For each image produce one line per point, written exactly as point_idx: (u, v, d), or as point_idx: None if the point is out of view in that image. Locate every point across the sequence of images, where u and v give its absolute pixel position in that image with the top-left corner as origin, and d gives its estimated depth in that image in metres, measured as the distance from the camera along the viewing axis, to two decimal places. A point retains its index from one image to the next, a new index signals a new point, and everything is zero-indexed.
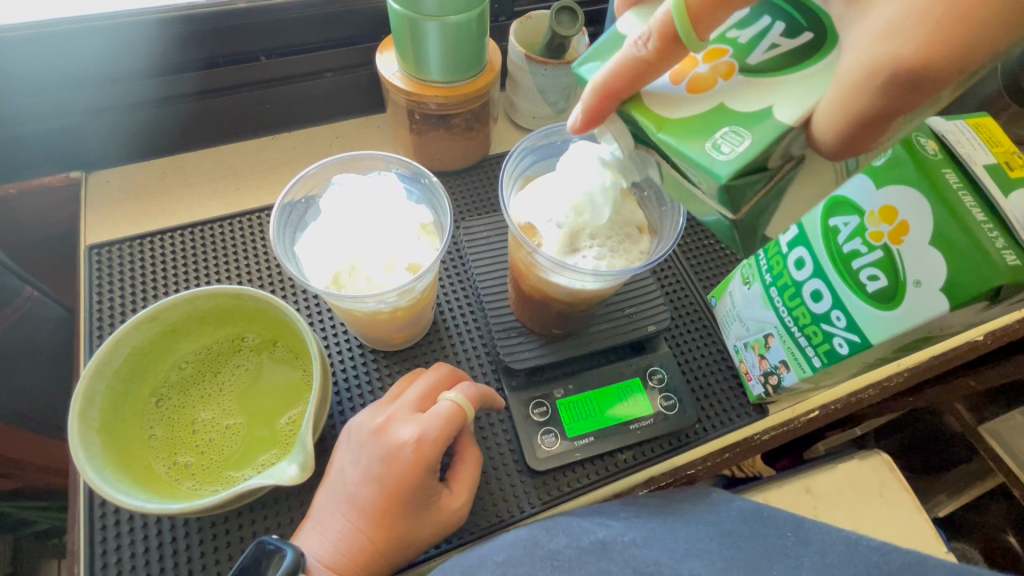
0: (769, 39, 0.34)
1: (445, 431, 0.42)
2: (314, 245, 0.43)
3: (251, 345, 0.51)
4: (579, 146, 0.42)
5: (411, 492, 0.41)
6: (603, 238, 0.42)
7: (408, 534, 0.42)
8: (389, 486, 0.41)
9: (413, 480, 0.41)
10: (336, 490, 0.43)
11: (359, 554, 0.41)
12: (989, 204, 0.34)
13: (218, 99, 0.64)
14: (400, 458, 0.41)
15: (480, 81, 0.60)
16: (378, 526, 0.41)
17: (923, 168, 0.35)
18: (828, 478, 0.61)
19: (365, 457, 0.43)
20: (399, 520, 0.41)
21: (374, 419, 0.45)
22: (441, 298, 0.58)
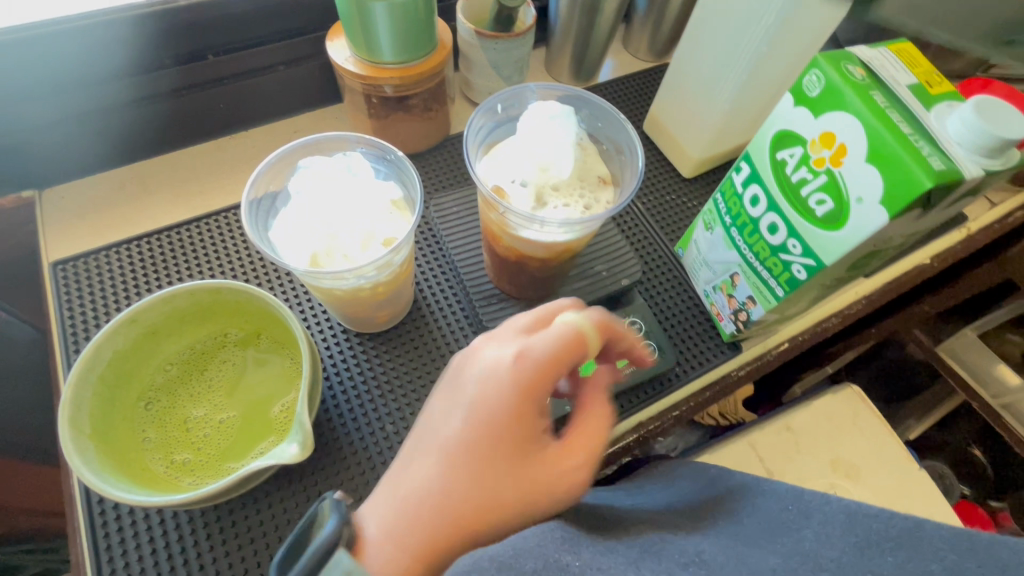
0: None
1: (563, 342, 0.39)
2: (289, 227, 0.44)
3: (236, 339, 0.51)
4: (534, 110, 0.44)
5: (508, 421, 0.37)
6: (569, 190, 0.43)
7: (505, 487, 0.36)
8: (487, 420, 0.37)
9: (518, 410, 0.37)
10: (430, 433, 0.39)
11: (439, 513, 0.35)
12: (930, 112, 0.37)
13: (170, 101, 0.63)
14: (501, 383, 0.38)
15: (433, 60, 0.60)
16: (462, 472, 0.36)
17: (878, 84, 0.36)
18: (807, 416, 0.65)
19: (466, 388, 0.39)
20: (496, 465, 0.36)
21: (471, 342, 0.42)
22: (419, 276, 0.59)
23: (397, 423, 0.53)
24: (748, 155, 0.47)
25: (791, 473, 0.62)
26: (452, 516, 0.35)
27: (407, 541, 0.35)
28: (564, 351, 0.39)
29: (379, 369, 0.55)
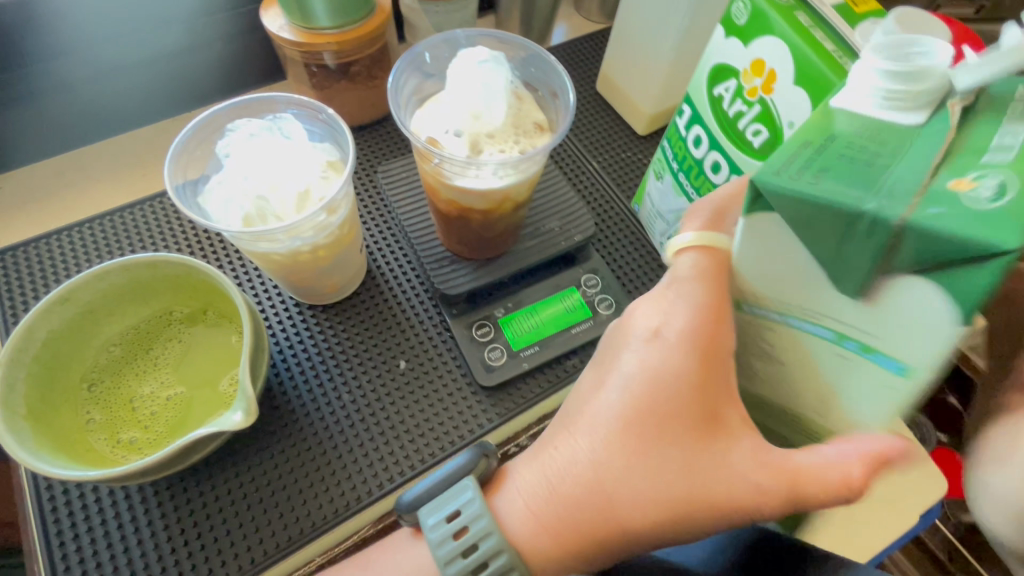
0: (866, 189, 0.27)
1: (716, 296, 0.35)
2: (219, 192, 0.42)
3: (181, 317, 0.50)
4: (463, 56, 0.43)
5: (682, 402, 0.35)
6: (505, 138, 0.42)
7: (664, 488, 0.35)
8: (646, 400, 0.36)
9: (680, 390, 0.35)
10: (590, 419, 0.38)
11: (594, 498, 0.36)
12: (941, 167, 0.26)
13: (107, 82, 0.62)
14: (654, 353, 0.37)
15: (371, 23, 0.59)
16: (618, 454, 0.36)
17: (850, 159, 0.28)
18: None
19: (626, 359, 0.38)
20: (662, 451, 0.35)
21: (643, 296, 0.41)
22: (371, 244, 0.58)
23: (354, 392, 0.52)
24: (689, 96, 0.47)
25: None
26: (602, 500, 0.36)
27: (542, 514, 0.37)
28: (720, 299, 0.35)
29: (333, 340, 0.54)
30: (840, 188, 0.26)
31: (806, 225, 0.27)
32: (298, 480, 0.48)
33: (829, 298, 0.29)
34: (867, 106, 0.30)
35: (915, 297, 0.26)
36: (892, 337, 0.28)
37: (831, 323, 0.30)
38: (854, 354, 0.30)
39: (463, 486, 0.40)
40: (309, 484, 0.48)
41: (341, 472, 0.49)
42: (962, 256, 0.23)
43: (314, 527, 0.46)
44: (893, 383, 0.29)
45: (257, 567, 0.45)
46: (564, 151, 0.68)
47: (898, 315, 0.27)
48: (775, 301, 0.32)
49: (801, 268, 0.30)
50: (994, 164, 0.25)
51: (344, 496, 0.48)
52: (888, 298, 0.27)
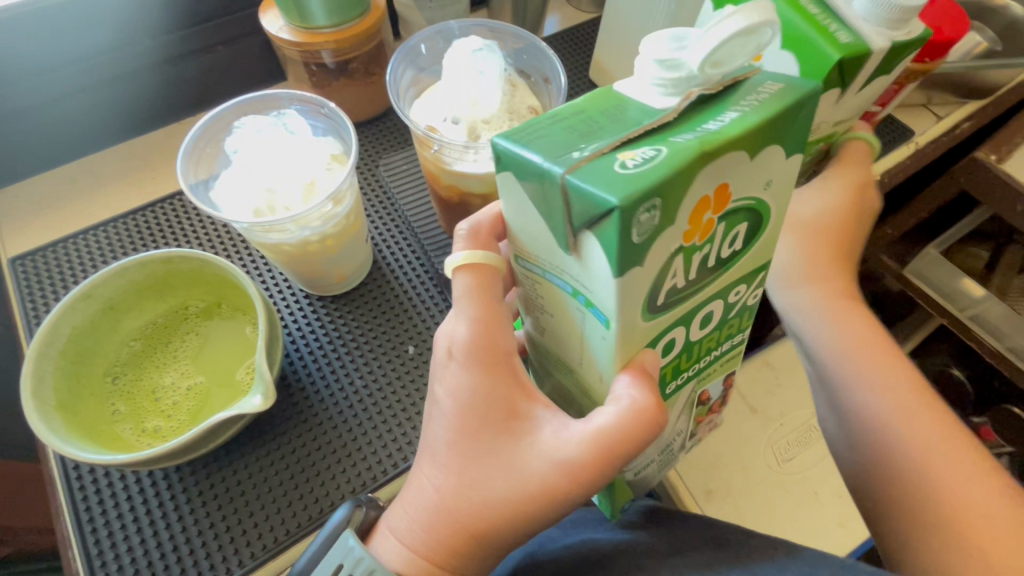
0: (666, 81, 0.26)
1: (481, 303, 0.35)
2: (230, 187, 0.44)
3: (197, 311, 0.52)
4: (458, 45, 0.45)
5: (482, 409, 0.35)
6: (501, 122, 0.44)
7: (495, 491, 0.34)
8: (460, 421, 0.35)
9: (483, 400, 0.35)
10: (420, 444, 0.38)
11: (445, 516, 0.35)
12: (635, 139, 0.24)
13: (113, 89, 0.63)
14: (449, 377, 0.36)
15: (369, 21, 0.61)
16: (450, 474, 0.35)
17: (604, 111, 0.27)
18: (781, 351, 0.67)
19: (437, 385, 0.37)
20: (481, 459, 0.34)
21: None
22: (376, 236, 0.60)
23: (365, 378, 0.54)
24: None
25: (771, 404, 0.64)
26: (450, 518, 0.35)
27: (413, 544, 0.36)
28: (487, 305, 0.36)
29: (343, 329, 0.56)
30: (547, 146, 0.25)
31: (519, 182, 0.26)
32: (313, 464, 0.50)
33: (555, 254, 0.29)
34: (651, 93, 0.27)
35: (591, 252, 0.25)
36: (595, 290, 0.27)
37: (564, 276, 0.30)
38: (582, 307, 0.30)
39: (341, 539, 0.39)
40: (321, 468, 0.50)
41: (352, 456, 0.50)
42: (597, 216, 0.23)
43: (334, 505, 0.48)
44: (604, 332, 0.30)
45: (280, 545, 0.47)
46: None
47: (595, 271, 0.26)
48: (536, 257, 0.31)
49: (537, 232, 0.29)
50: (676, 141, 0.24)
51: (361, 476, 0.50)
52: (584, 258, 0.26)
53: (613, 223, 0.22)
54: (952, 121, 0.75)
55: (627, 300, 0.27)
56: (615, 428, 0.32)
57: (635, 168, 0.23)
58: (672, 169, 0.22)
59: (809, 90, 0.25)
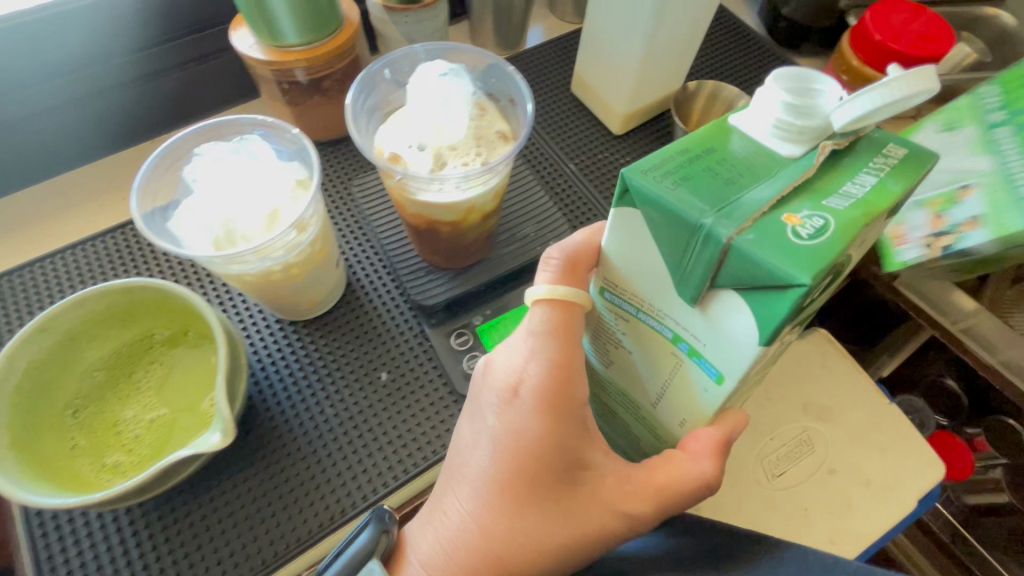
0: (784, 131, 0.32)
1: (564, 342, 0.40)
2: (188, 217, 0.43)
3: (163, 339, 0.51)
4: (422, 71, 0.43)
5: (544, 450, 0.39)
6: (467, 149, 0.43)
7: (555, 533, 0.39)
8: (523, 460, 0.39)
9: (546, 442, 0.39)
10: (465, 472, 0.41)
11: (491, 554, 0.39)
12: (793, 199, 0.30)
13: (84, 108, 0.62)
14: (519, 409, 0.40)
15: (339, 38, 0.59)
16: (499, 516, 0.39)
17: (721, 157, 0.32)
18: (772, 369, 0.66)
19: (493, 417, 0.41)
20: (542, 500, 0.39)
21: (504, 344, 0.44)
22: (350, 258, 0.59)
23: (337, 406, 0.52)
24: None
25: (761, 422, 0.63)
26: (497, 558, 0.39)
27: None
28: (567, 345, 0.40)
29: (315, 354, 0.55)
30: (691, 198, 0.30)
31: (664, 230, 0.31)
32: (283, 496, 0.49)
33: (673, 303, 0.34)
34: (764, 134, 0.33)
35: (733, 316, 0.30)
36: (713, 346, 0.33)
37: (673, 325, 0.35)
38: (685, 355, 0.35)
39: (368, 571, 0.40)
40: (290, 499, 0.49)
41: (322, 487, 0.49)
42: (769, 284, 0.28)
43: (301, 540, 0.47)
44: (711, 384, 0.35)
45: None
46: (539, 154, 0.68)
47: (724, 331, 0.32)
48: (639, 301, 0.36)
49: (657, 279, 0.34)
50: (834, 207, 0.29)
51: (330, 508, 0.48)
52: (716, 309, 0.31)
53: (785, 294, 0.27)
54: None
55: (737, 361, 0.32)
56: (679, 478, 0.40)
57: (810, 237, 0.28)
58: (846, 241, 0.28)
59: (929, 157, 0.32)
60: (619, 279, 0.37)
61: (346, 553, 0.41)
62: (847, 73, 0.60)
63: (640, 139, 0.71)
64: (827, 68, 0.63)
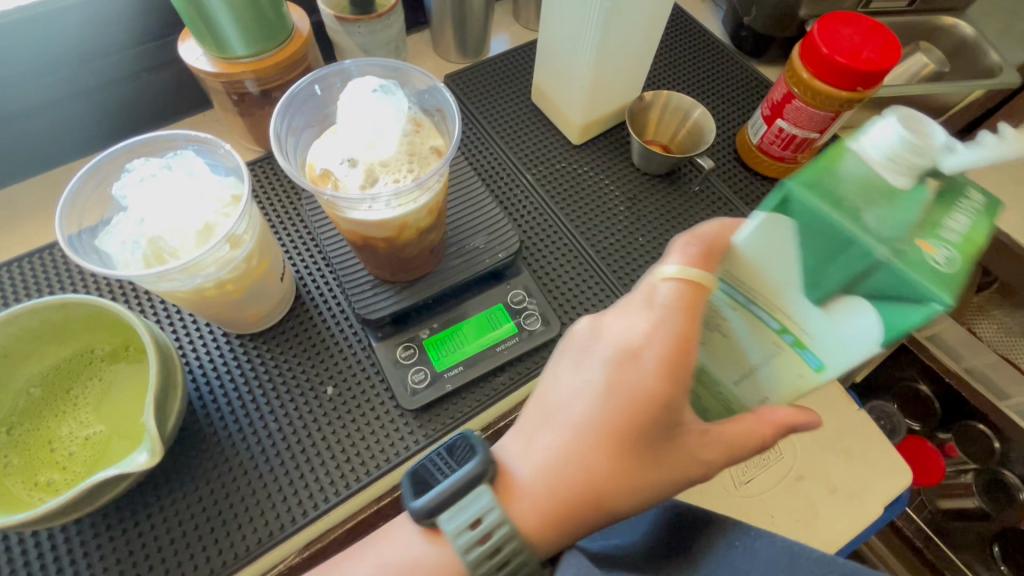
0: (896, 160, 0.31)
1: (689, 320, 0.39)
2: (116, 235, 0.42)
3: (103, 355, 0.50)
4: (354, 88, 0.43)
5: (653, 401, 0.40)
6: (398, 166, 0.42)
7: (642, 473, 0.42)
8: (625, 406, 0.41)
9: (651, 396, 0.40)
10: (562, 419, 0.43)
11: (583, 487, 0.42)
12: (919, 226, 0.31)
13: (29, 122, 0.59)
14: (637, 367, 0.41)
15: (288, 48, 0.59)
16: (602, 457, 0.41)
17: (845, 180, 0.32)
18: None
19: (600, 371, 0.42)
20: (634, 444, 0.41)
21: (620, 309, 0.44)
22: (300, 269, 0.59)
23: (282, 420, 0.52)
24: None
25: None
26: (591, 490, 0.42)
27: (546, 506, 0.42)
28: (691, 325, 0.39)
29: (260, 367, 0.54)
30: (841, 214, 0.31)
31: (812, 236, 0.32)
32: (223, 511, 0.48)
33: (797, 299, 0.33)
34: (872, 160, 0.31)
35: (857, 315, 0.32)
36: (825, 342, 0.33)
37: (783, 318, 0.34)
38: (787, 346, 0.35)
39: (477, 496, 0.42)
40: (231, 514, 0.48)
41: (265, 501, 0.49)
42: (907, 297, 0.30)
43: (238, 557, 0.46)
44: (807, 373, 0.36)
45: None
46: (496, 164, 0.68)
47: (841, 328, 0.32)
48: (752, 294, 0.35)
49: (776, 281, 0.34)
50: (951, 237, 0.31)
51: (269, 523, 0.48)
52: (843, 305, 0.32)
53: (921, 308, 0.30)
54: None
55: (851, 355, 0.33)
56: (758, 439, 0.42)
57: (944, 264, 0.30)
58: (965, 273, 0.30)
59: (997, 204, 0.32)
60: (744, 272, 0.35)
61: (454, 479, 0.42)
62: (797, 85, 0.60)
63: (598, 148, 0.71)
64: (780, 79, 0.63)
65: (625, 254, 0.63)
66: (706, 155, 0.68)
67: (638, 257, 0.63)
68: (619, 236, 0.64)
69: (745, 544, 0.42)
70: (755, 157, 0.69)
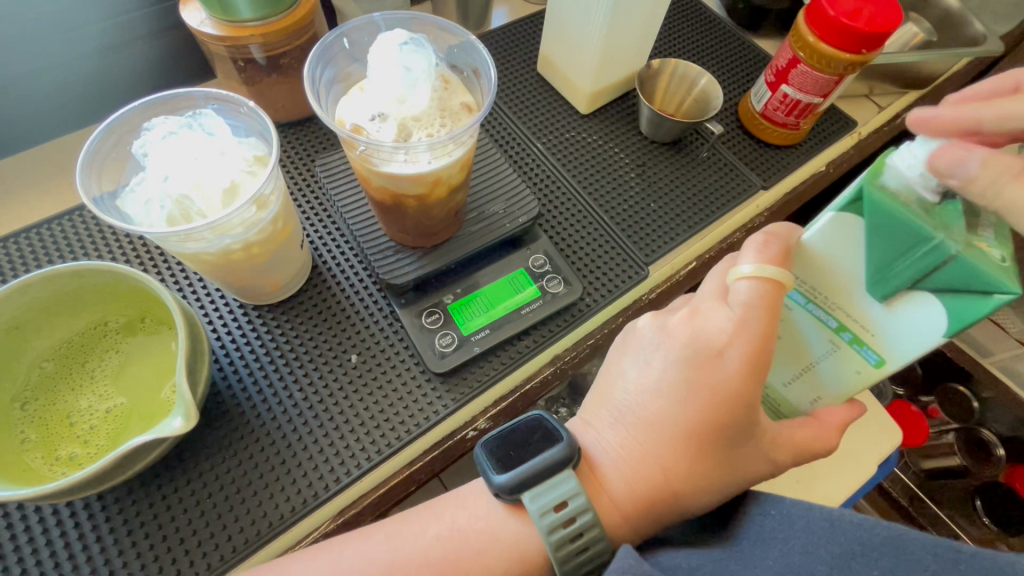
0: (918, 179, 0.34)
1: (771, 317, 0.40)
2: (139, 195, 0.41)
3: (118, 326, 0.49)
4: (382, 39, 0.42)
5: (736, 403, 0.40)
6: (431, 121, 0.42)
7: (718, 476, 0.42)
8: (708, 407, 0.41)
9: (731, 400, 0.40)
10: (631, 412, 0.44)
11: (660, 485, 0.43)
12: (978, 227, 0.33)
13: (16, 90, 0.56)
14: (720, 365, 0.41)
15: (296, 13, 0.57)
16: (681, 462, 0.42)
17: (893, 186, 0.34)
18: None
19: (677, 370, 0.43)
20: (712, 450, 0.41)
21: (699, 308, 0.44)
22: (315, 240, 0.57)
23: (307, 389, 0.51)
24: None
25: None
26: (667, 488, 0.42)
27: (621, 501, 0.43)
28: (772, 322, 0.40)
29: (281, 338, 0.53)
30: (909, 219, 0.33)
31: (884, 236, 0.34)
32: (252, 482, 0.47)
33: (863, 299, 0.38)
34: (897, 178, 0.34)
35: (928, 307, 0.35)
36: (886, 336, 0.38)
37: (843, 315, 0.40)
38: (847, 342, 0.41)
39: (564, 478, 0.41)
40: (261, 484, 0.47)
41: (295, 470, 0.48)
42: (975, 292, 0.32)
43: (271, 527, 0.45)
44: (867, 365, 0.41)
45: (215, 572, 0.44)
46: (508, 134, 0.68)
47: (902, 324, 0.37)
48: (821, 292, 0.40)
49: (848, 277, 0.38)
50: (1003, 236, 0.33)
51: (302, 492, 0.47)
52: (905, 303, 0.36)
53: (993, 301, 0.32)
54: (892, 112, 0.77)
55: (908, 347, 0.37)
56: (817, 441, 0.44)
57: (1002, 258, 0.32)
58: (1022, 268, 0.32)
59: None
60: (816, 267, 0.39)
61: (539, 460, 0.42)
62: (803, 49, 0.62)
63: (606, 117, 0.71)
64: (785, 44, 0.65)
65: (640, 220, 0.64)
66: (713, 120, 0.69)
67: (653, 222, 0.64)
68: (633, 203, 0.65)
69: (781, 513, 0.39)
70: (758, 124, 0.70)
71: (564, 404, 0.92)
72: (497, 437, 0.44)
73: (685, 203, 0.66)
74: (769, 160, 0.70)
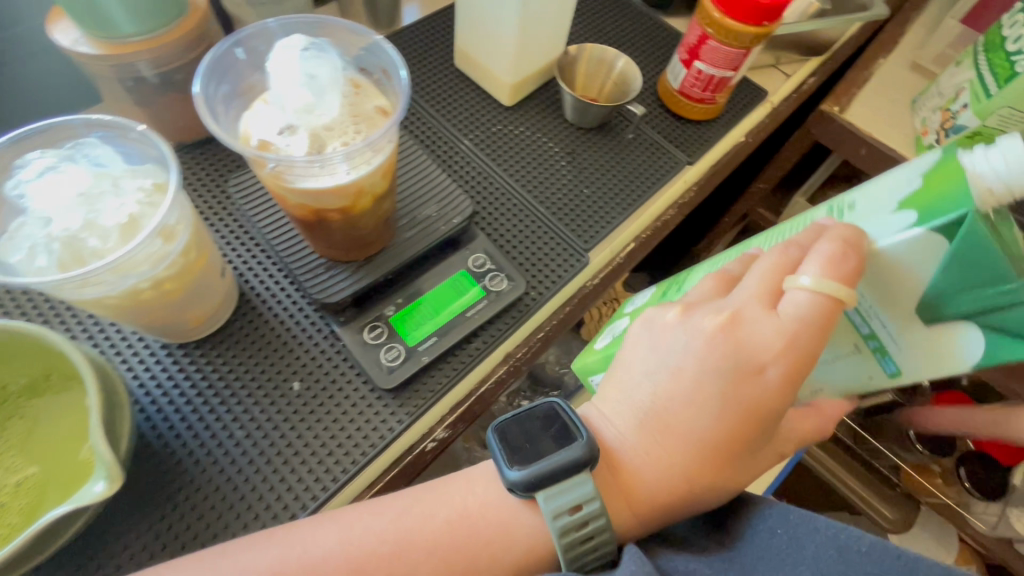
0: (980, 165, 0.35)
1: (819, 334, 0.40)
2: (19, 242, 0.36)
3: (20, 390, 0.44)
4: (281, 47, 0.39)
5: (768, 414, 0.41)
6: (345, 129, 0.40)
7: (742, 475, 0.42)
8: (737, 422, 0.41)
9: (747, 410, 0.41)
10: (651, 412, 0.43)
11: (679, 487, 0.42)
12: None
13: None
14: (758, 377, 0.41)
15: (186, 25, 0.53)
16: (709, 470, 0.41)
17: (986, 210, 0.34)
18: None
19: (711, 371, 0.42)
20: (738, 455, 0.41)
21: (748, 309, 0.42)
22: (237, 265, 0.54)
23: (249, 426, 0.48)
24: None
25: None
26: (690, 487, 0.41)
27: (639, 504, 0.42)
28: (822, 334, 0.40)
29: (213, 375, 0.50)
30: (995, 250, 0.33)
31: (963, 263, 0.34)
32: (200, 533, 0.44)
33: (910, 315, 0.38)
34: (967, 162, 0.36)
35: (966, 340, 0.35)
36: (907, 351, 0.38)
37: (876, 323, 0.40)
38: (871, 349, 0.41)
39: (577, 479, 0.40)
40: (209, 533, 0.44)
41: (245, 513, 0.45)
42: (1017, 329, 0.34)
43: None
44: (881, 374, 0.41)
45: None
46: (432, 134, 0.66)
47: (939, 350, 0.37)
48: (868, 298, 0.40)
49: (908, 288, 0.37)
50: None
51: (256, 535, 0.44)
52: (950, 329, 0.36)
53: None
54: (798, 78, 0.81)
55: (929, 367, 0.38)
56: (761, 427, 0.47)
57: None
58: None
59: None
60: (886, 273, 0.38)
61: (555, 461, 0.40)
62: (710, 26, 0.63)
63: (530, 107, 0.71)
64: (694, 21, 0.66)
65: (575, 207, 0.64)
66: (634, 101, 0.70)
67: (589, 209, 0.64)
68: (567, 191, 0.65)
69: (789, 533, 0.39)
70: (677, 101, 0.72)
71: (525, 395, 0.93)
72: (511, 424, 0.42)
73: (618, 186, 0.66)
74: (692, 141, 0.72)
